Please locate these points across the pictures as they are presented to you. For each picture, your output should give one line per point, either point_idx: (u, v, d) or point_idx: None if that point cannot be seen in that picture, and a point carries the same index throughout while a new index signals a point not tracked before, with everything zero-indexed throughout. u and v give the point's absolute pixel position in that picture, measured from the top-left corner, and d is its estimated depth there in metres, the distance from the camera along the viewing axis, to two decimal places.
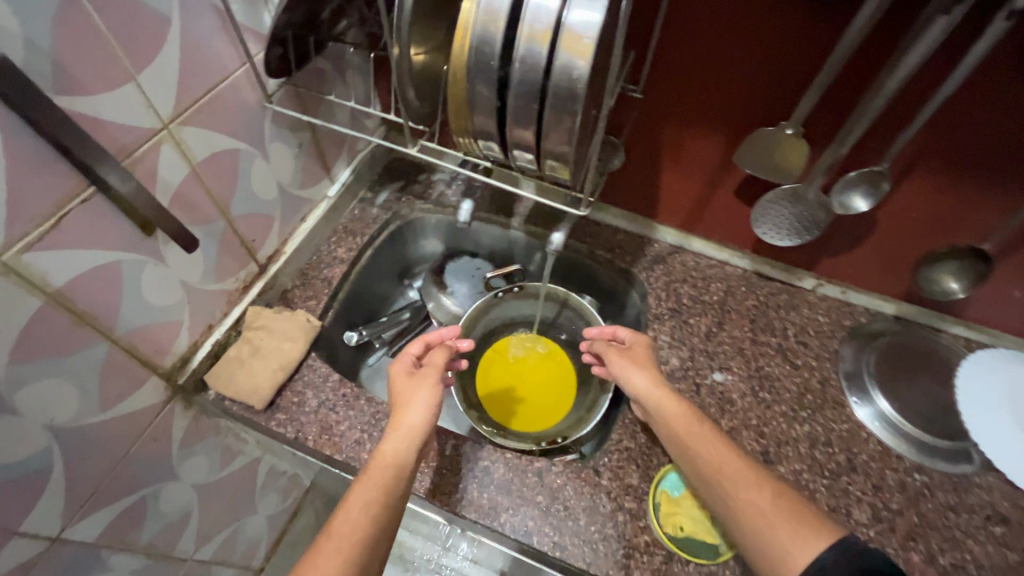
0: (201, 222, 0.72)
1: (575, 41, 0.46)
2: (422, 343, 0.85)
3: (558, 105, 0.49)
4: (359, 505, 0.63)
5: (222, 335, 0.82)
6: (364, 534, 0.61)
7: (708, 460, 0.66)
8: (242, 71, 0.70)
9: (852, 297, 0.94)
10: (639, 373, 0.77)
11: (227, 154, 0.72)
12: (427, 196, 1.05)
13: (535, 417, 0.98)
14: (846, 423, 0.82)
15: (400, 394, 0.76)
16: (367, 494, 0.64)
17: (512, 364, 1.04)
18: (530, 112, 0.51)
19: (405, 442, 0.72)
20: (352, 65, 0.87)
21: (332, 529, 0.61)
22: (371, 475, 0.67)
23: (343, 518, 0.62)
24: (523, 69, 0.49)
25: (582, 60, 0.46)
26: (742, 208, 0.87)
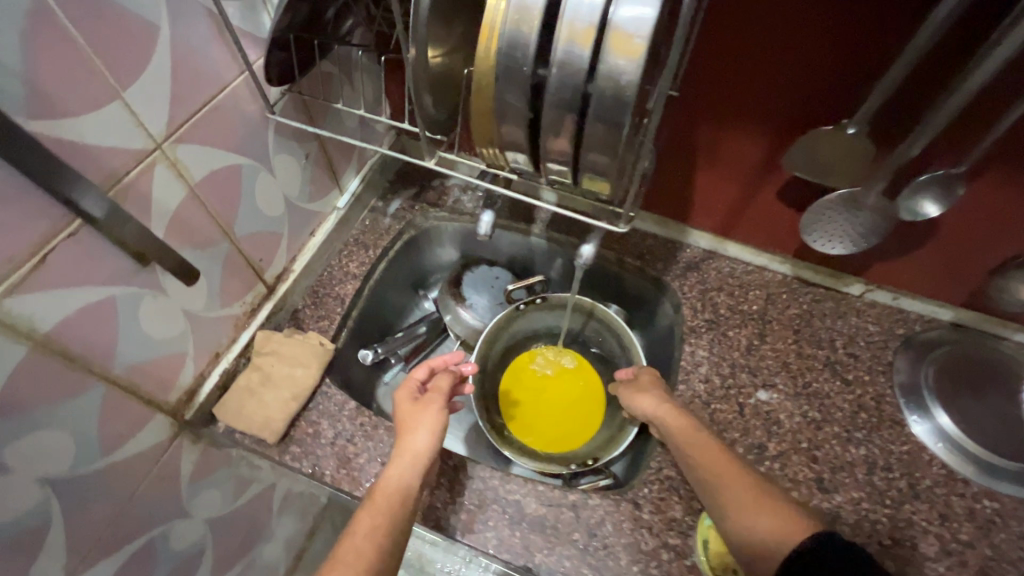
0: (203, 248, 0.66)
1: (624, 41, 0.40)
2: (426, 367, 0.79)
3: (602, 114, 0.43)
4: (366, 530, 0.59)
5: (231, 364, 0.77)
6: (371, 560, 0.56)
7: (708, 468, 0.64)
8: (241, 80, 0.63)
9: (904, 303, 0.87)
10: (646, 398, 0.76)
11: (228, 173, 0.66)
12: (442, 203, 0.99)
13: (561, 437, 0.93)
14: (906, 444, 0.75)
15: (404, 419, 0.72)
16: (376, 518, 0.60)
17: (537, 378, 0.98)
18: (568, 123, 0.45)
19: (409, 465, 0.67)
20: (359, 67, 0.80)
21: (337, 558, 0.56)
22: (379, 501, 0.62)
23: (350, 543, 0.57)
24: (562, 75, 0.42)
25: (632, 62, 0.40)
26: (786, 212, 0.80)
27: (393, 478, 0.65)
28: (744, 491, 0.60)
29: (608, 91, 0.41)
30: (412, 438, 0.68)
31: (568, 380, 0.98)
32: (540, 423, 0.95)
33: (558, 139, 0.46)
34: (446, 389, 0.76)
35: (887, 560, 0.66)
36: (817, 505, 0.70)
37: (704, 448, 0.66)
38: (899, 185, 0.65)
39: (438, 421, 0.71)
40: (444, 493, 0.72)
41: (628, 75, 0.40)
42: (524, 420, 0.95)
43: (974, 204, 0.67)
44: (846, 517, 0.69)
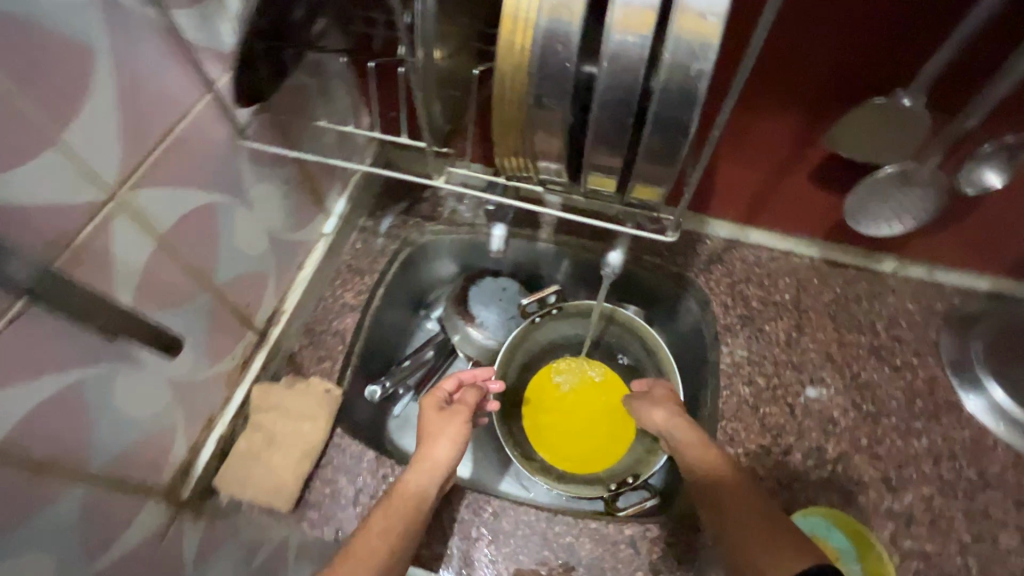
0: (180, 305, 0.56)
1: (696, 21, 0.34)
2: (455, 380, 0.72)
3: (666, 115, 0.37)
4: (378, 530, 0.55)
5: (227, 427, 0.68)
6: (381, 563, 0.53)
7: (715, 491, 0.57)
8: (205, 104, 0.53)
9: (940, 277, 0.82)
10: (657, 413, 0.69)
11: (199, 214, 0.56)
12: (437, 215, 0.88)
13: (593, 456, 0.85)
14: (966, 429, 0.71)
15: (429, 425, 0.65)
16: (390, 517, 0.56)
17: (559, 395, 0.89)
18: (623, 127, 0.39)
19: (431, 472, 0.61)
20: (335, 75, 0.71)
21: (350, 553, 0.53)
22: (395, 504, 0.58)
23: (364, 541, 0.54)
24: (614, 74, 0.36)
25: (708, 46, 0.34)
26: (815, 193, 0.74)
27: (413, 481, 0.60)
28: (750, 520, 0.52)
29: (676, 88, 0.36)
30: (433, 447, 0.62)
31: (593, 393, 0.89)
32: (568, 444, 0.86)
33: (607, 152, 0.41)
34: (473, 404, 0.67)
35: (968, 557, 0.63)
36: (888, 507, 0.66)
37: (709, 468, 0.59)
38: (963, 157, 0.59)
39: (462, 434, 0.64)
40: (489, 544, 0.65)
41: (702, 63, 0.35)
42: (550, 442, 0.86)
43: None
44: (920, 517, 0.65)
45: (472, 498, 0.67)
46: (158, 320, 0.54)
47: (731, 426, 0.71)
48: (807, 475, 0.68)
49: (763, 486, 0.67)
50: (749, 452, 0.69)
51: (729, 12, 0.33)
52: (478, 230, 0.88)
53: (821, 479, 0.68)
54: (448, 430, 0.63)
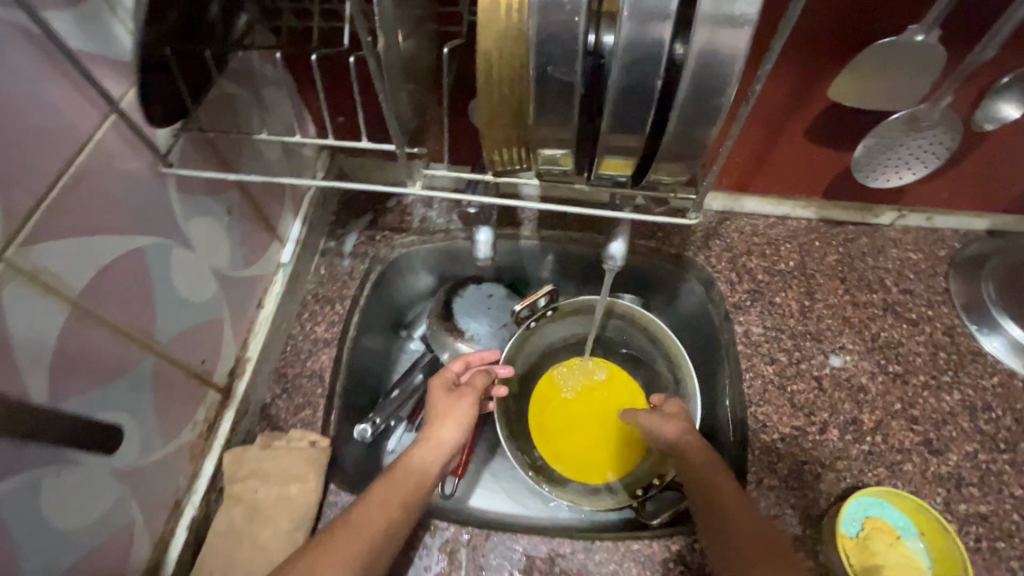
0: (114, 378, 0.46)
1: None
2: (465, 361, 0.68)
3: (706, 75, 0.32)
4: (378, 502, 0.52)
5: (199, 508, 0.58)
6: (378, 536, 0.50)
7: (721, 510, 0.53)
8: (107, 128, 0.43)
9: (937, 223, 0.78)
10: (669, 426, 0.63)
11: (123, 265, 0.46)
12: (407, 225, 0.79)
13: (607, 460, 0.78)
14: (995, 375, 0.68)
15: (434, 405, 0.62)
16: (390, 493, 0.53)
17: (565, 398, 0.82)
18: (651, 94, 0.33)
19: (438, 454, 0.58)
20: (268, 80, 0.61)
21: (349, 522, 0.50)
22: (397, 480, 0.54)
23: (363, 512, 0.51)
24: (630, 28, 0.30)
25: None
26: (813, 148, 0.68)
27: (416, 458, 0.57)
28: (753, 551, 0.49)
29: (707, 46, 0.31)
30: (439, 428, 0.60)
31: (600, 391, 0.82)
32: (578, 449, 0.79)
33: (620, 131, 0.35)
34: (482, 388, 0.64)
35: None
36: (936, 472, 0.62)
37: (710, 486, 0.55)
38: (977, 96, 0.55)
39: (469, 417, 0.62)
40: None
41: (745, 4, 0.30)
42: (558, 449, 0.79)
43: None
44: (969, 477, 0.62)
45: (496, 540, 0.60)
46: (85, 407, 0.43)
47: (761, 410, 0.66)
48: (848, 451, 0.63)
49: (806, 471, 0.62)
50: (784, 437, 0.64)
51: None
52: (454, 237, 0.79)
53: (862, 453, 0.63)
54: (454, 412, 0.61)
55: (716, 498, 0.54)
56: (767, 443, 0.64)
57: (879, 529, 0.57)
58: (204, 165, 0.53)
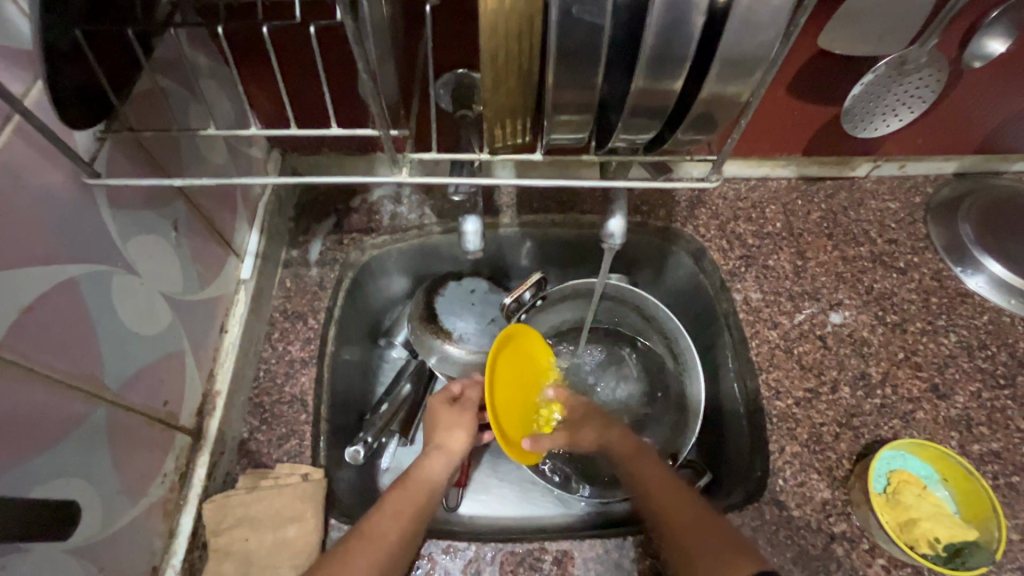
0: (56, 440, 0.38)
1: None
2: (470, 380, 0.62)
3: (751, 10, 0.28)
4: (394, 510, 0.51)
5: (182, 570, 0.50)
6: (392, 546, 0.48)
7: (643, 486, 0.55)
8: (12, 133, 0.34)
9: (910, 169, 0.79)
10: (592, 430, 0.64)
11: (51, 302, 0.37)
12: (375, 224, 0.71)
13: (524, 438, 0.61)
14: (984, 314, 0.69)
15: (442, 414, 0.61)
16: (402, 503, 0.51)
17: (518, 349, 0.63)
18: (688, 37, 0.29)
19: (445, 460, 0.57)
20: (204, 70, 0.53)
21: (362, 531, 0.48)
22: (411, 490, 0.53)
23: (377, 521, 0.49)
24: None
25: None
26: (794, 106, 0.67)
27: (425, 465, 0.56)
28: (687, 527, 0.50)
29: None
30: (448, 435, 0.59)
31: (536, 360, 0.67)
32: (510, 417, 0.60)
33: (651, 88, 0.32)
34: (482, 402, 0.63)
35: None
36: (946, 416, 0.62)
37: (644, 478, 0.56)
38: (963, 37, 0.55)
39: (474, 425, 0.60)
40: None
41: None
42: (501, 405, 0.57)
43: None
44: (978, 417, 0.62)
45: (521, 553, 0.55)
46: (25, 481, 0.35)
47: (772, 376, 0.65)
48: (861, 407, 0.63)
49: (825, 433, 0.61)
50: (798, 401, 0.63)
51: None
52: (429, 232, 0.72)
53: (875, 408, 0.63)
54: (462, 421, 0.60)
55: (647, 490, 0.55)
56: (782, 409, 0.62)
57: (906, 485, 0.56)
58: (141, 176, 0.45)
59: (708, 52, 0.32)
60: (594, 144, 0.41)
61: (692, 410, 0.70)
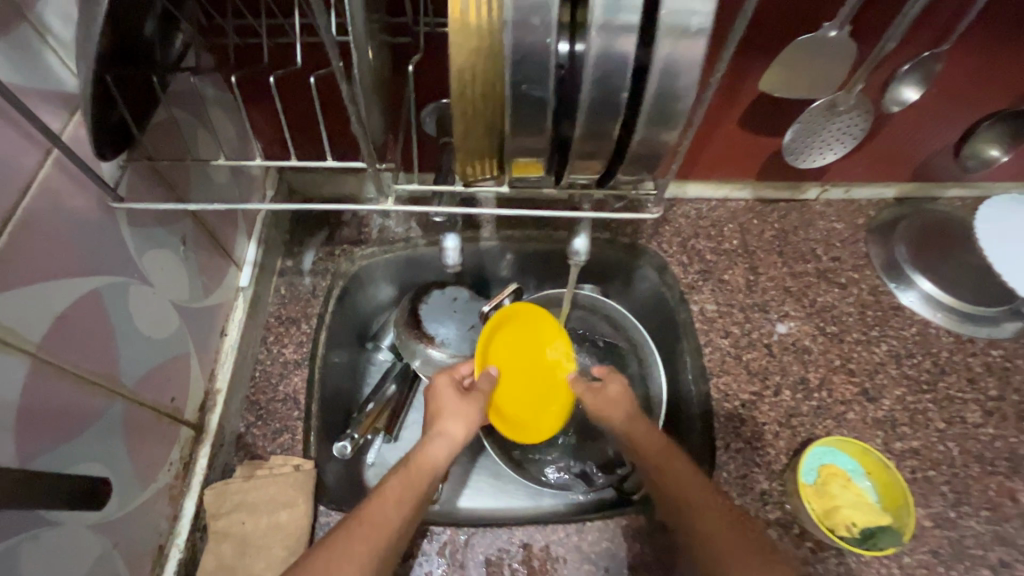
0: (81, 430, 0.43)
1: None
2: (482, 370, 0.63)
3: (666, 83, 0.35)
4: (397, 497, 0.53)
5: (185, 549, 0.56)
6: (392, 531, 0.51)
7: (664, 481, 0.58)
8: (50, 165, 0.40)
9: (855, 194, 0.87)
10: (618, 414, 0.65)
11: (80, 310, 0.43)
12: (365, 236, 0.78)
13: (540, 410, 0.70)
14: (913, 325, 0.77)
15: (447, 402, 0.62)
16: (405, 487, 0.54)
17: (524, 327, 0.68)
18: (618, 107, 0.36)
19: (446, 449, 0.59)
20: (211, 100, 0.59)
21: (365, 517, 0.50)
22: (411, 475, 0.55)
23: (378, 508, 0.51)
24: (604, 47, 0.34)
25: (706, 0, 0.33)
26: (745, 137, 0.74)
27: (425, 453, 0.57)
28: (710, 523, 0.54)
29: (667, 48, 0.34)
30: (451, 423, 0.60)
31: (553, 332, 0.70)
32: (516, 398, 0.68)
33: (593, 137, 0.39)
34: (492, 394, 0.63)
35: (948, 442, 0.68)
36: (874, 417, 0.70)
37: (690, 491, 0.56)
38: (884, 81, 0.63)
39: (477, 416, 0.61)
40: None
41: (701, 18, 0.33)
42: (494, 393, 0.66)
43: (946, 80, 0.66)
44: (901, 418, 0.70)
45: (492, 535, 0.62)
46: (55, 464, 0.41)
47: (722, 380, 0.72)
48: (800, 408, 0.70)
49: (766, 432, 0.68)
50: (744, 403, 0.70)
51: None
52: (415, 244, 0.78)
53: (812, 409, 0.70)
54: (468, 412, 0.61)
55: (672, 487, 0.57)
56: (730, 410, 0.70)
57: (833, 476, 0.63)
58: (152, 199, 0.51)
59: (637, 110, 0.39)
60: (553, 179, 0.48)
61: (653, 411, 0.77)
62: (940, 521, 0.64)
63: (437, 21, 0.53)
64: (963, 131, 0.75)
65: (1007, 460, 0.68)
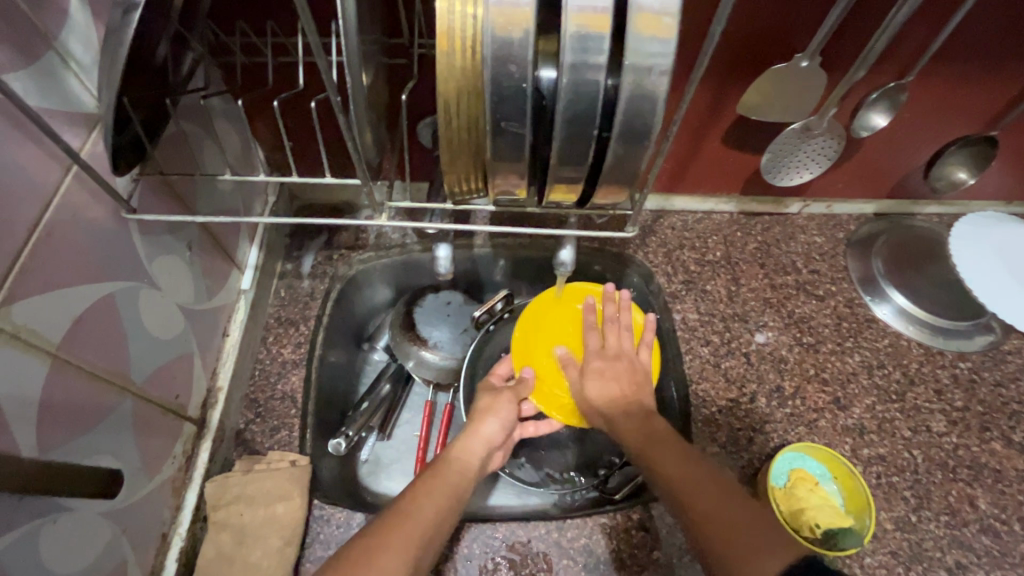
0: (95, 424, 0.47)
1: (653, 22, 0.34)
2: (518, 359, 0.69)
3: (633, 120, 0.38)
4: (429, 493, 0.52)
5: (187, 538, 0.59)
6: (428, 523, 0.49)
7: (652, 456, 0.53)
8: (70, 180, 0.43)
9: (836, 209, 0.90)
10: (617, 382, 0.62)
11: (95, 313, 0.46)
12: (363, 242, 0.81)
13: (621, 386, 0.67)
14: (886, 337, 0.80)
15: (479, 403, 0.65)
16: (438, 483, 0.53)
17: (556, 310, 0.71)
18: (590, 143, 0.40)
19: (478, 446, 0.60)
20: (219, 113, 0.62)
21: (401, 510, 0.49)
22: (442, 471, 0.55)
23: (411, 500, 0.50)
24: (574, 87, 0.37)
25: (666, 45, 0.35)
26: (729, 154, 0.78)
27: (457, 450, 0.59)
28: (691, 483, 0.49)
29: (631, 85, 0.36)
30: (482, 424, 0.61)
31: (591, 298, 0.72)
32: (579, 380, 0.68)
33: (568, 164, 0.41)
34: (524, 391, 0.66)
35: (914, 449, 0.72)
36: (844, 424, 0.73)
37: (697, 485, 0.48)
38: (855, 105, 0.68)
39: (510, 414, 0.64)
40: (508, 571, 0.63)
41: (661, 60, 0.35)
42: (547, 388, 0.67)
43: (913, 106, 0.70)
44: (870, 425, 0.73)
45: (478, 531, 0.65)
46: (71, 455, 0.44)
47: (701, 387, 0.75)
48: (774, 415, 0.73)
49: (741, 437, 0.72)
50: (721, 408, 0.74)
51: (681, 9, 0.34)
52: (410, 250, 0.81)
53: (785, 416, 0.74)
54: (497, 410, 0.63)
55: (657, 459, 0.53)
56: (707, 416, 0.73)
57: (799, 480, 0.66)
58: (163, 210, 0.54)
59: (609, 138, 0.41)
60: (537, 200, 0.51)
61: None
62: (901, 524, 0.67)
63: (430, 42, 0.56)
64: (937, 153, 0.78)
65: (969, 467, 0.71)
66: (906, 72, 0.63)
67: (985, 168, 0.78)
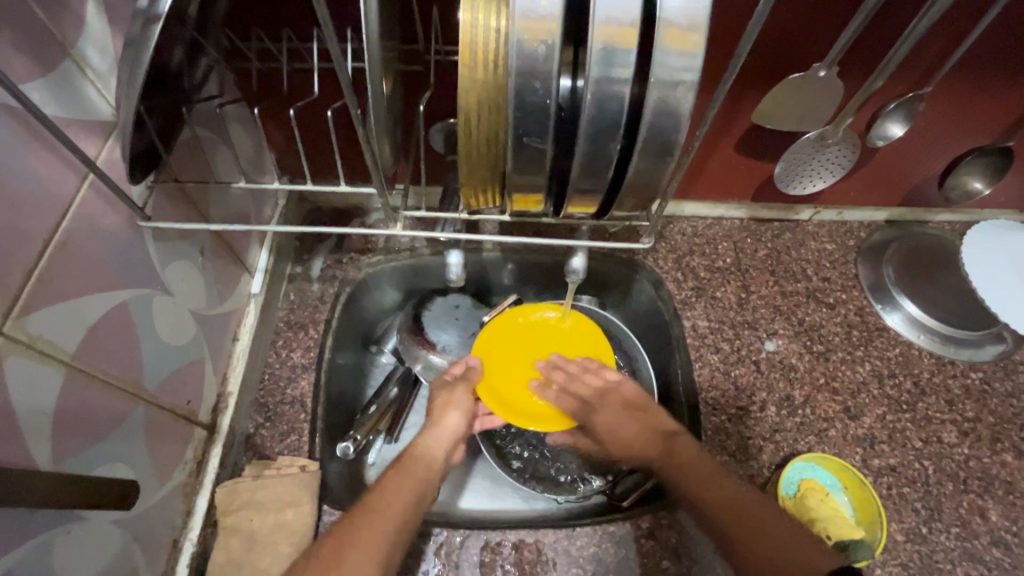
0: (108, 432, 0.47)
1: (679, 36, 0.34)
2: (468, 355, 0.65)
3: (657, 134, 0.37)
4: (396, 489, 0.54)
5: (197, 543, 0.59)
6: (398, 520, 0.52)
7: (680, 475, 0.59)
8: (87, 190, 0.43)
9: (847, 216, 0.89)
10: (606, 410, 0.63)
11: (110, 321, 0.46)
12: (372, 246, 0.81)
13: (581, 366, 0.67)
14: (897, 346, 0.80)
15: (436, 397, 0.64)
16: (403, 479, 0.55)
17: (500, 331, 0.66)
18: (611, 156, 0.39)
19: (442, 439, 0.61)
20: (231, 118, 0.62)
21: (370, 505, 0.52)
22: (410, 467, 0.57)
23: (381, 496, 0.53)
24: (598, 103, 0.36)
25: (692, 60, 0.34)
26: (742, 161, 0.77)
27: (420, 445, 0.60)
28: (722, 501, 0.55)
29: (656, 100, 0.36)
30: (443, 416, 0.61)
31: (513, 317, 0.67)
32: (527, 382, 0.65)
33: (587, 177, 0.41)
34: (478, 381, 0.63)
35: (924, 460, 0.72)
36: (854, 434, 0.73)
37: (733, 507, 0.54)
38: (873, 112, 0.67)
39: (468, 405, 0.62)
40: None
41: (687, 75, 0.35)
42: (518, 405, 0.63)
43: (930, 116, 0.70)
44: (880, 436, 0.73)
45: (486, 538, 0.65)
46: (85, 463, 0.44)
47: (710, 396, 0.75)
48: (784, 424, 0.73)
49: (750, 446, 0.71)
50: (731, 417, 0.73)
51: (708, 23, 0.34)
52: (420, 254, 0.80)
53: (795, 425, 0.73)
54: (459, 402, 0.62)
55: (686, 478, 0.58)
56: (717, 424, 0.73)
57: (811, 491, 0.66)
58: (176, 217, 0.54)
59: (630, 151, 0.41)
60: (552, 210, 0.51)
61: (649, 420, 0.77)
62: (911, 535, 0.67)
63: (447, 48, 0.55)
64: (953, 161, 0.78)
65: (980, 479, 0.71)
66: (924, 83, 0.63)
67: (1000, 177, 0.78)
